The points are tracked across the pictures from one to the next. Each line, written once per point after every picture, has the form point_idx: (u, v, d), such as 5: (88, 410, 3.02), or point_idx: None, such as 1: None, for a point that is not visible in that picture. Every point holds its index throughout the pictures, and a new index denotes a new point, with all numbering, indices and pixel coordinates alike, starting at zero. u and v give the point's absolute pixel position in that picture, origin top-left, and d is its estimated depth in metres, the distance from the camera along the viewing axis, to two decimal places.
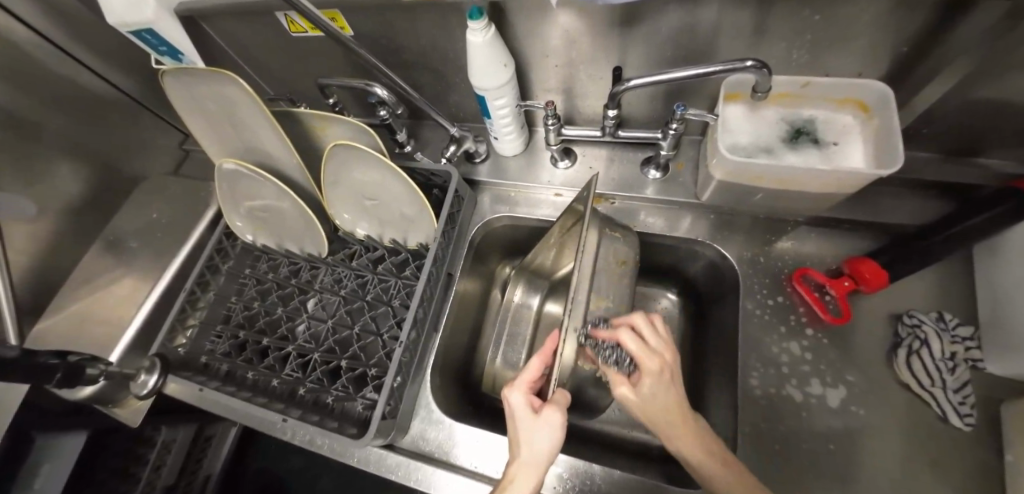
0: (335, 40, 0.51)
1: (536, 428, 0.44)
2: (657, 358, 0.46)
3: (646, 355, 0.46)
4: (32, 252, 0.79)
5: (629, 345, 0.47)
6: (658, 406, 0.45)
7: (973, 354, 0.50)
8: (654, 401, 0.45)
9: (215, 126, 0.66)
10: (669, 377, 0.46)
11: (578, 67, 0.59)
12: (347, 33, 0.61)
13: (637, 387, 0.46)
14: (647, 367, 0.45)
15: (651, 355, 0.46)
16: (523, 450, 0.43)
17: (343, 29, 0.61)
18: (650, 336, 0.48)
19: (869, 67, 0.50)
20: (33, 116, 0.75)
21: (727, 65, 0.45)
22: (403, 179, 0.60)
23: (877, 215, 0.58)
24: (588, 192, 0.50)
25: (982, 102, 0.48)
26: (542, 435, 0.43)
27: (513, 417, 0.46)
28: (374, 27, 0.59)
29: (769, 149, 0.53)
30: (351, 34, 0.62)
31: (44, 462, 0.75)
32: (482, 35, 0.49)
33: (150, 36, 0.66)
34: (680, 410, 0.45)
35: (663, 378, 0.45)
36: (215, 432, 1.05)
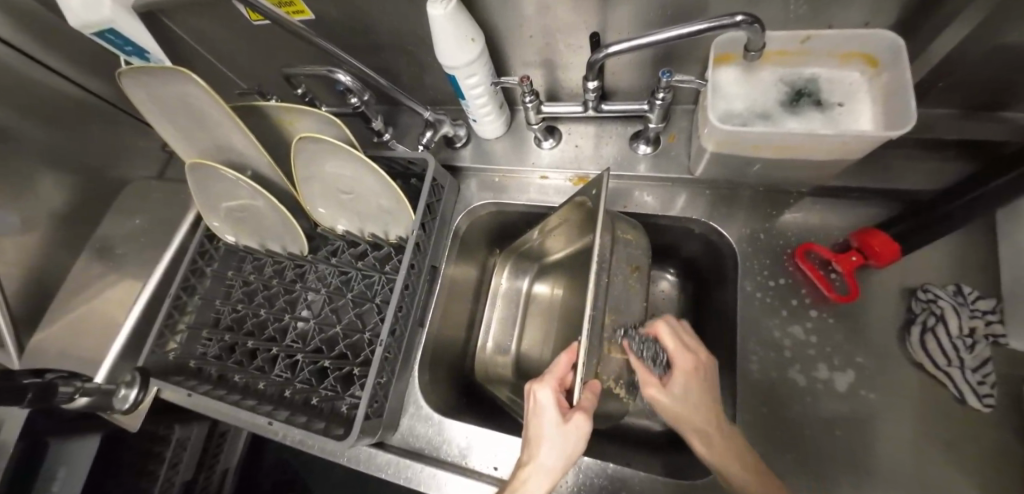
0: (284, 28, 0.49)
1: (559, 431, 0.42)
2: (690, 356, 0.49)
3: (680, 353, 0.49)
4: (23, 264, 0.79)
5: (665, 338, 0.50)
6: (689, 405, 0.46)
7: (994, 328, 0.46)
8: (689, 400, 0.46)
9: (183, 126, 0.63)
10: (704, 376, 0.48)
11: (554, 37, 0.54)
12: (307, 16, 0.57)
13: (671, 385, 0.47)
14: (680, 364, 0.48)
15: (685, 352, 0.49)
16: (542, 450, 0.41)
17: (302, 13, 0.57)
18: (684, 334, 0.51)
19: (880, 14, 0.44)
20: (6, 127, 0.74)
21: (714, 22, 0.40)
22: (378, 174, 0.57)
23: (890, 181, 0.53)
24: (601, 186, 0.50)
25: (1012, 48, 0.42)
26: (562, 439, 0.41)
27: (538, 413, 0.44)
28: (334, 8, 0.55)
29: (765, 114, 0.48)
30: (312, 16, 0.58)
31: (59, 468, 0.76)
32: (443, 8, 0.44)
33: (114, 38, 0.63)
34: (711, 408, 0.45)
35: (693, 374, 0.48)
36: (229, 428, 1.06)
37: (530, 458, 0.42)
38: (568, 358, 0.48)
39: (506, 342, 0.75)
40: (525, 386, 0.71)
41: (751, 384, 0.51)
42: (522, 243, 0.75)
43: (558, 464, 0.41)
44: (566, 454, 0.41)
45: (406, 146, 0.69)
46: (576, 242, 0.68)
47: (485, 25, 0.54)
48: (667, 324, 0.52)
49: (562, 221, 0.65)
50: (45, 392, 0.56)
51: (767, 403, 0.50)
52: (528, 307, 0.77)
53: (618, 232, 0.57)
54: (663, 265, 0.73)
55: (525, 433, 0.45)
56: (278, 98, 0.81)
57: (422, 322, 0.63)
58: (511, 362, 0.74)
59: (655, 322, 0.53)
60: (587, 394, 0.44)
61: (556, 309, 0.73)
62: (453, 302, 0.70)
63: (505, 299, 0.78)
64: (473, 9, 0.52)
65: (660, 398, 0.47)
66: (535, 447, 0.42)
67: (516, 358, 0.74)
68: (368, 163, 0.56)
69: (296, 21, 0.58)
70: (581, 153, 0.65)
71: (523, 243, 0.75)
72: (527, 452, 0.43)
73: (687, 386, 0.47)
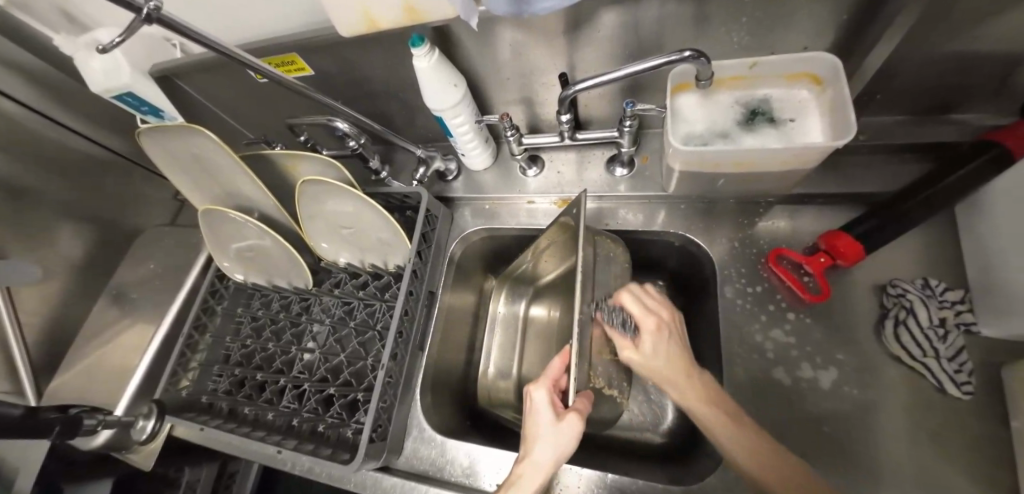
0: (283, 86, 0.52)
1: (552, 429, 0.44)
2: (654, 317, 0.50)
3: (645, 315, 0.50)
4: (43, 313, 0.83)
5: (630, 307, 0.52)
6: (660, 362, 0.48)
7: (965, 317, 0.49)
8: (659, 355, 0.48)
9: (195, 176, 0.69)
10: (670, 335, 0.50)
11: (527, 75, 0.60)
12: (307, 72, 0.63)
13: (640, 344, 0.50)
14: (645, 324, 0.50)
15: (648, 313, 0.51)
16: (536, 446, 0.43)
17: (303, 70, 0.63)
18: (645, 295, 0.53)
19: (816, 39, 0.49)
20: (35, 187, 0.80)
21: (665, 57, 0.45)
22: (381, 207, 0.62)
23: (850, 186, 0.57)
24: (580, 208, 0.55)
25: (938, 62, 0.47)
26: (555, 437, 0.43)
27: (534, 413, 0.47)
28: (332, 65, 0.62)
29: (725, 133, 0.53)
30: (312, 72, 0.64)
31: None
32: (427, 61, 0.50)
33: (131, 99, 0.70)
34: (680, 359, 0.48)
35: (659, 332, 0.50)
36: (239, 469, 1.05)
37: (525, 456, 0.43)
38: (561, 361, 0.50)
39: (506, 363, 0.77)
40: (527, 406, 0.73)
41: (738, 386, 0.53)
42: (517, 266, 0.77)
43: (551, 461, 0.42)
44: (559, 452, 0.43)
45: (401, 182, 0.74)
46: (566, 261, 0.72)
47: (466, 69, 0.60)
48: (630, 291, 0.53)
49: (551, 243, 0.69)
50: (72, 425, 0.58)
51: (756, 403, 0.52)
52: (526, 327, 0.79)
53: (600, 247, 0.60)
54: (656, 278, 0.75)
55: (523, 430, 0.47)
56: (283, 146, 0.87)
57: (423, 345, 0.66)
58: (511, 383, 0.75)
59: (619, 291, 0.54)
60: (581, 401, 0.46)
61: (552, 327, 0.76)
62: (452, 327, 0.73)
63: (503, 321, 0.81)
64: (454, 57, 0.58)
65: (632, 356, 0.50)
66: (530, 445, 0.44)
67: (516, 378, 0.75)
68: (369, 199, 0.61)
69: (296, 77, 0.64)
70: (564, 178, 0.69)
71: (517, 265, 0.77)
72: (524, 450, 0.44)
73: (658, 343, 0.49)
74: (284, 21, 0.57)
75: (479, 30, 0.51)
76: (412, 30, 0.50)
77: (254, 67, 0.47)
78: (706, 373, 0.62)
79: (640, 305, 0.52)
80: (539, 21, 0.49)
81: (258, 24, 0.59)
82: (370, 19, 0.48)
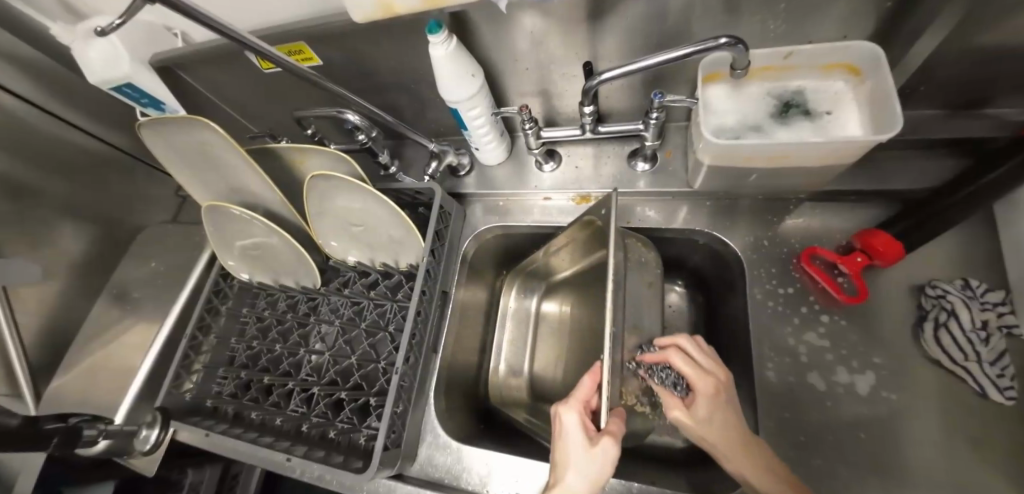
0: (293, 74, 0.49)
1: (585, 455, 0.42)
2: (709, 378, 0.47)
3: (700, 376, 0.47)
4: (41, 313, 0.80)
5: (681, 366, 0.49)
6: (716, 429, 0.44)
7: (1007, 319, 0.46)
8: (716, 424, 0.44)
9: (199, 172, 0.66)
10: (727, 399, 0.46)
11: (547, 66, 0.57)
12: (315, 63, 0.60)
13: (694, 410, 0.46)
14: (701, 389, 0.46)
15: (703, 375, 0.47)
16: (569, 473, 0.41)
17: (311, 60, 0.60)
18: (699, 354, 0.49)
19: (856, 26, 0.47)
20: (31, 183, 0.77)
21: (700, 45, 0.42)
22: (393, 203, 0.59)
23: (884, 182, 0.55)
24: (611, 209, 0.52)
25: (986, 51, 0.44)
26: (589, 463, 0.41)
27: (564, 436, 0.44)
28: (341, 55, 0.59)
29: (757, 126, 0.50)
30: (320, 63, 0.61)
31: None
32: (444, 49, 0.47)
33: (130, 91, 0.67)
34: (739, 429, 0.44)
35: (715, 397, 0.46)
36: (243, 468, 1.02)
37: (556, 483, 0.41)
38: (591, 380, 0.49)
39: (519, 364, 0.75)
40: (542, 408, 0.71)
41: (770, 391, 0.51)
42: (532, 263, 0.75)
43: (584, 489, 0.40)
44: (594, 479, 0.41)
45: (412, 178, 0.72)
46: (585, 260, 0.69)
47: (483, 59, 0.57)
48: (677, 350, 0.50)
49: (569, 241, 0.67)
50: (71, 436, 0.57)
51: (788, 409, 0.50)
52: (539, 327, 0.77)
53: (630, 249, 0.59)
54: (675, 276, 0.73)
55: (552, 454, 0.45)
56: (288, 140, 0.84)
57: (437, 347, 0.63)
58: (524, 385, 0.73)
59: (667, 348, 0.51)
60: (614, 423, 0.44)
61: (568, 327, 0.73)
62: (465, 327, 0.70)
63: (516, 321, 0.79)
64: (471, 46, 0.55)
65: (685, 421, 0.46)
66: (562, 470, 0.42)
67: (530, 379, 0.73)
68: (380, 195, 0.58)
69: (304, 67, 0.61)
70: (582, 173, 0.67)
71: (533, 260, 0.75)
72: (554, 475, 0.42)
73: (714, 409, 0.45)
74: (292, 9, 0.55)
75: (499, 17, 0.49)
76: (429, 16, 0.48)
77: (263, 53, 0.44)
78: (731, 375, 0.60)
79: (691, 365, 0.48)
80: (563, 7, 0.47)
81: (264, 11, 0.56)
82: (386, 5, 0.45)
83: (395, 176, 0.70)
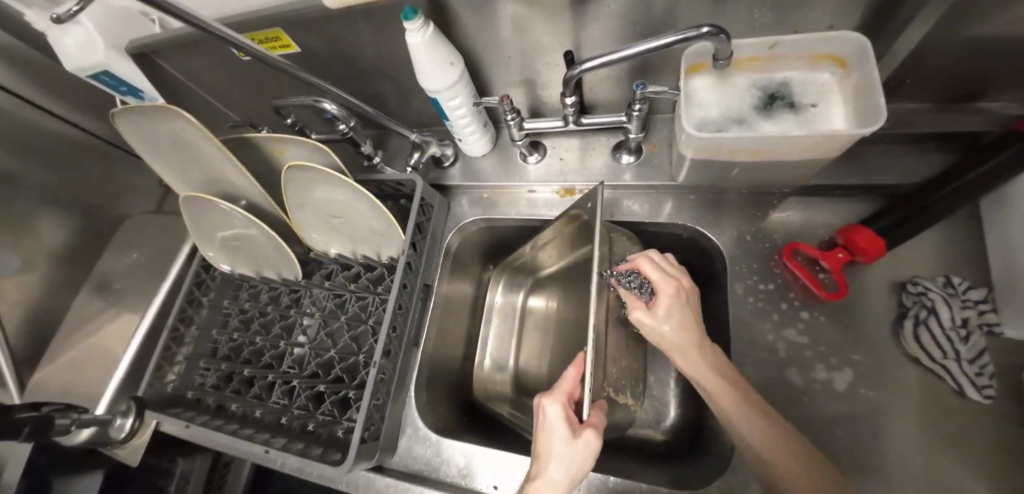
0: (264, 62, 0.48)
1: (568, 449, 0.41)
2: (673, 282, 0.48)
3: (665, 280, 0.48)
4: (22, 303, 0.80)
5: (648, 271, 0.49)
6: (675, 333, 0.46)
7: (987, 317, 0.46)
8: (675, 324, 0.46)
9: (176, 161, 0.65)
10: (689, 301, 0.48)
11: (527, 54, 0.55)
12: (293, 49, 0.59)
13: (656, 310, 0.47)
14: (663, 288, 0.47)
15: (667, 280, 0.48)
16: (550, 465, 0.41)
17: (288, 46, 0.59)
18: (665, 264, 0.50)
19: (843, 15, 0.45)
20: (8, 171, 0.76)
21: (681, 34, 0.41)
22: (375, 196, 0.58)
23: (870, 177, 0.54)
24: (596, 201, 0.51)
25: (976, 42, 0.43)
26: (571, 456, 0.41)
27: (547, 428, 0.44)
28: (318, 41, 0.57)
29: (741, 119, 0.49)
30: (298, 49, 0.60)
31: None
32: (420, 36, 0.46)
33: (109, 79, 0.67)
34: (696, 333, 0.46)
35: (677, 299, 0.47)
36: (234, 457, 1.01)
37: (539, 474, 0.41)
38: (575, 371, 0.47)
39: (503, 356, 0.75)
40: (525, 401, 0.71)
41: (748, 388, 0.51)
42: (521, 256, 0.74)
43: (565, 481, 0.40)
44: (576, 470, 0.41)
45: (395, 169, 0.71)
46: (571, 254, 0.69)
47: (463, 46, 0.56)
48: (646, 256, 0.50)
49: (555, 234, 0.66)
50: (43, 426, 0.56)
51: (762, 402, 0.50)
52: (525, 320, 0.77)
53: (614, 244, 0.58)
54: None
55: (534, 444, 0.45)
56: (271, 129, 0.83)
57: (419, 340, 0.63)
58: (507, 377, 0.73)
59: (635, 256, 0.51)
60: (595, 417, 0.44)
61: (553, 321, 0.73)
62: (448, 321, 0.70)
63: (502, 314, 0.78)
64: (448, 32, 0.53)
65: (646, 321, 0.48)
66: (544, 462, 0.42)
67: (514, 373, 0.73)
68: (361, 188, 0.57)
69: (281, 54, 0.60)
70: (566, 166, 0.66)
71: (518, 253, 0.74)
72: (536, 467, 0.42)
73: (673, 308, 0.47)
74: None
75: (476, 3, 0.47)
76: (404, 2, 0.46)
77: (233, 41, 0.43)
78: None
79: (658, 271, 0.49)
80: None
81: None
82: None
83: (378, 167, 0.69)
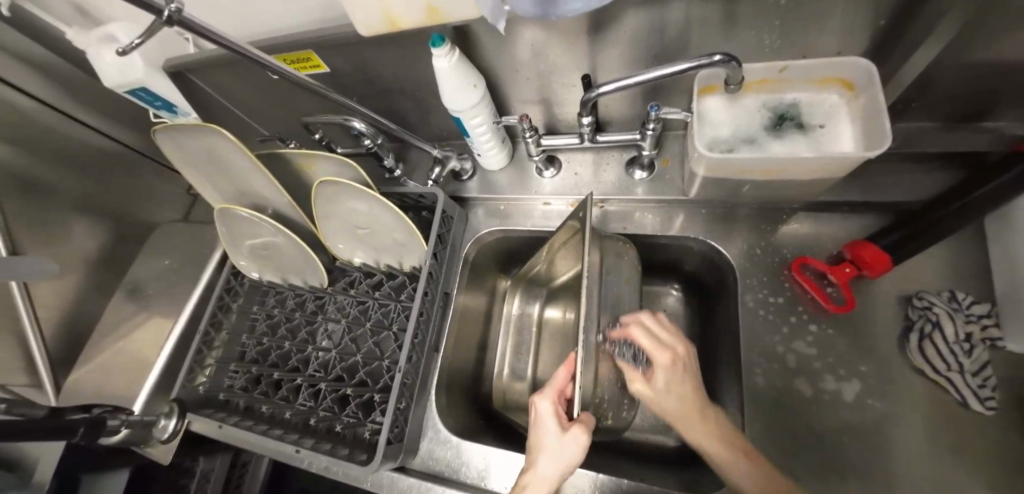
0: (297, 85, 0.51)
1: (559, 440, 0.44)
2: (667, 353, 0.50)
3: (657, 349, 0.50)
4: (60, 308, 0.84)
5: (641, 339, 0.51)
6: (669, 402, 0.49)
7: (991, 332, 0.48)
8: (673, 397, 0.48)
9: (211, 175, 0.69)
10: (685, 373, 0.50)
11: (546, 75, 0.58)
12: (323, 70, 0.62)
13: (653, 382, 0.50)
14: (659, 361, 0.50)
15: (661, 349, 0.50)
16: (541, 459, 0.44)
17: (319, 68, 0.62)
18: (658, 328, 0.52)
19: (851, 40, 0.48)
20: (49, 181, 0.81)
21: (695, 62, 0.44)
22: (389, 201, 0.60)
23: (877, 194, 0.56)
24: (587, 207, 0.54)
25: (980, 67, 0.45)
26: (561, 450, 0.44)
27: (540, 423, 0.47)
28: (347, 64, 0.60)
29: (751, 139, 0.52)
30: (327, 70, 0.63)
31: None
32: (447, 61, 0.49)
33: (145, 94, 0.71)
34: (695, 399, 0.49)
35: (676, 370, 0.49)
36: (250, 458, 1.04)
37: (530, 467, 0.45)
38: (566, 370, 0.51)
39: (519, 364, 0.78)
40: None
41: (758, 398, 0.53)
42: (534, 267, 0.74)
43: (554, 474, 0.43)
44: (566, 465, 0.43)
45: (416, 182, 0.74)
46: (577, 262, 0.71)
47: (484, 67, 0.58)
48: (640, 326, 0.52)
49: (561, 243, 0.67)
50: (95, 427, 0.59)
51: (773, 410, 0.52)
52: (540, 328, 0.79)
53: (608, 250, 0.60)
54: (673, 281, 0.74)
55: (529, 438, 0.48)
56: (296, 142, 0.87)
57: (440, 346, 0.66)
58: (524, 385, 0.76)
59: (627, 323, 0.53)
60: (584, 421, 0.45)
61: (567, 329, 0.75)
62: (465, 328, 0.72)
63: (517, 322, 0.81)
64: (472, 54, 0.56)
65: (646, 393, 0.50)
66: (535, 456, 0.45)
67: (530, 379, 0.76)
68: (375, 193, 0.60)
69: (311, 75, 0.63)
70: (581, 180, 0.68)
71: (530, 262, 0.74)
72: (530, 460, 0.45)
73: (670, 385, 0.49)
74: (299, 18, 0.56)
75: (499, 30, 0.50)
76: (432, 29, 0.49)
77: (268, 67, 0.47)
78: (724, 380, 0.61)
79: (650, 338, 0.51)
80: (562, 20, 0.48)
81: (273, 21, 0.57)
82: (391, 19, 0.47)
83: (400, 179, 0.72)
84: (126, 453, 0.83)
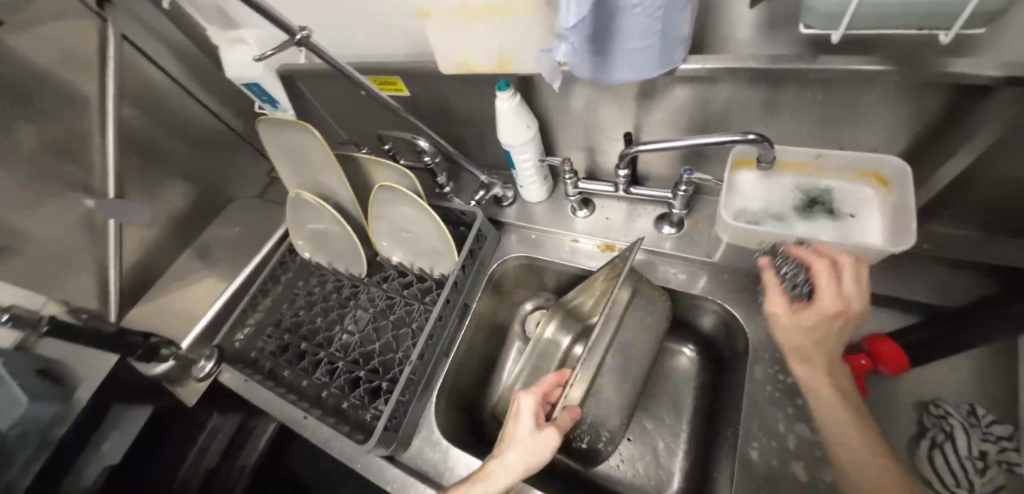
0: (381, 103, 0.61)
1: (530, 436, 0.47)
2: (840, 302, 0.44)
3: (859, 296, 0.44)
4: (142, 252, 0.97)
5: (828, 285, 0.45)
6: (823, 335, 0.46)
7: (1009, 456, 0.44)
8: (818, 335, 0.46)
9: (292, 163, 0.80)
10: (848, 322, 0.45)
11: (593, 127, 0.65)
12: (402, 93, 0.72)
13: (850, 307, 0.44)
14: (826, 303, 0.44)
15: (830, 264, 0.46)
16: (509, 449, 0.47)
17: (400, 90, 0.72)
18: (845, 268, 0.45)
19: (888, 140, 0.50)
20: (165, 146, 0.96)
21: (730, 136, 0.48)
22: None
23: (905, 291, 0.56)
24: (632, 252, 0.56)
25: (1019, 185, 0.46)
26: (530, 445, 0.47)
27: (517, 416, 0.50)
28: (424, 91, 0.70)
29: (780, 216, 0.54)
30: (406, 94, 0.73)
31: (113, 430, 0.79)
32: (509, 102, 0.56)
33: (258, 89, 0.84)
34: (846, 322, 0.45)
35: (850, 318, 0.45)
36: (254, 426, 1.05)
37: (498, 453, 0.47)
38: (551, 377, 0.55)
39: None
40: None
41: (750, 471, 0.52)
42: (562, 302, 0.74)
43: (518, 467, 0.45)
44: (533, 460, 0.46)
45: (462, 200, 0.81)
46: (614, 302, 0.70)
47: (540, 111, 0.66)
48: (826, 267, 0.45)
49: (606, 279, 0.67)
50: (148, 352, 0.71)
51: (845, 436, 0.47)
52: None
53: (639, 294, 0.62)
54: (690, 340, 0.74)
55: (504, 429, 0.51)
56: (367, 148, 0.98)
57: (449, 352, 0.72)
58: None
59: (817, 259, 0.46)
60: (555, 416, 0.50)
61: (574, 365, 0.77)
62: (478, 342, 0.76)
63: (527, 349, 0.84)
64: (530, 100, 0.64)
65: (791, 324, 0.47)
66: (505, 446, 0.48)
67: None
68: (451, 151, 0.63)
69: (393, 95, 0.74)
70: (611, 225, 0.72)
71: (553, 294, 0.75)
72: (499, 448, 0.48)
73: (820, 324, 0.45)
74: (394, 50, 0.67)
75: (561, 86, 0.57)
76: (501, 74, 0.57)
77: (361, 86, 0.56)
78: (721, 449, 0.61)
79: (844, 284, 0.45)
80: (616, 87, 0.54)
81: (373, 48, 0.68)
82: (469, 63, 0.55)
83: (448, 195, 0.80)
84: (156, 391, 0.85)
